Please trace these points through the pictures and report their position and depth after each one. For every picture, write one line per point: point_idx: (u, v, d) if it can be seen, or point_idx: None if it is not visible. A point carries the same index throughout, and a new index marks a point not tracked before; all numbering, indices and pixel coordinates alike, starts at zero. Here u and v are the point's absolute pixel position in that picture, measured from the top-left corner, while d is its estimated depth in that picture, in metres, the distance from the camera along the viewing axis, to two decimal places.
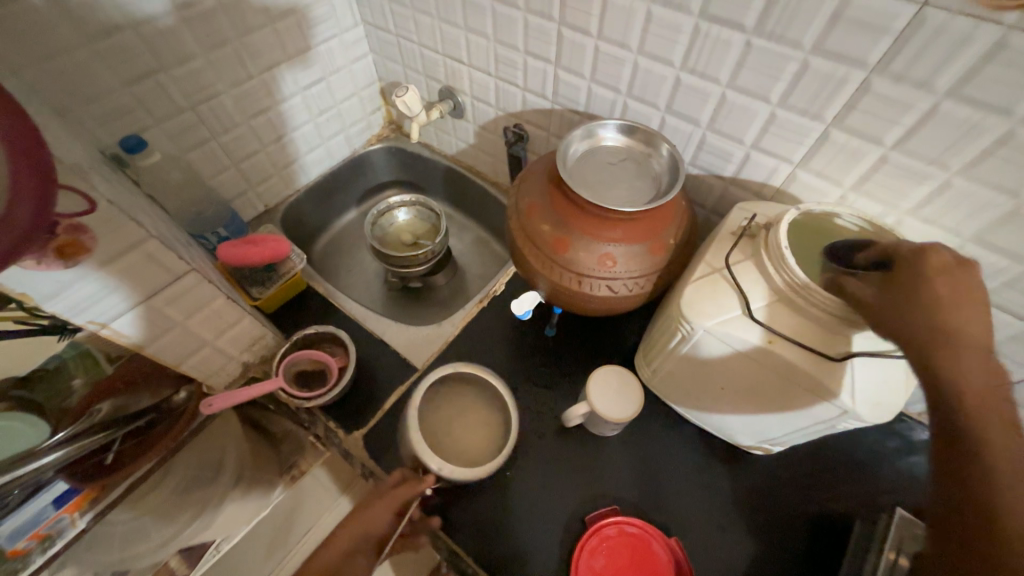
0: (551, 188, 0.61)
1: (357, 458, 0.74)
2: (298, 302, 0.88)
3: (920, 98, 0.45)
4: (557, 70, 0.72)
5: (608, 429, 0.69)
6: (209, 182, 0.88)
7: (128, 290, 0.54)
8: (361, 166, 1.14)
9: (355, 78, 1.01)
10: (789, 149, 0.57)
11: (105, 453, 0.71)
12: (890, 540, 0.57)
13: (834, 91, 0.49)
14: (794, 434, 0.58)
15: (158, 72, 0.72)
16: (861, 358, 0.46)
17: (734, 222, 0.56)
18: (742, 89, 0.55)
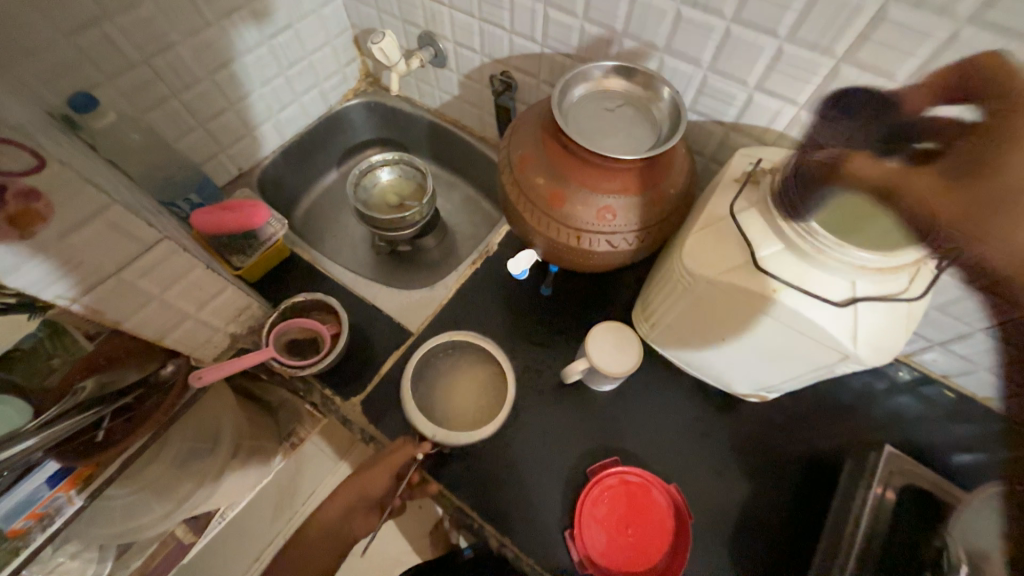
0: (546, 137, 0.57)
1: (355, 424, 0.73)
2: (283, 270, 0.85)
3: (940, 27, 0.42)
4: (547, 9, 0.66)
5: (607, 383, 0.69)
6: (175, 146, 0.82)
7: (97, 263, 0.50)
8: (339, 125, 1.07)
9: (326, 24, 0.93)
10: (796, 89, 0.54)
11: (95, 431, 0.66)
12: (878, 475, 0.61)
13: (848, 22, 0.46)
14: (791, 380, 0.58)
15: (102, 19, 0.64)
16: (864, 303, 0.46)
17: (738, 168, 0.54)
18: (748, 23, 0.51)
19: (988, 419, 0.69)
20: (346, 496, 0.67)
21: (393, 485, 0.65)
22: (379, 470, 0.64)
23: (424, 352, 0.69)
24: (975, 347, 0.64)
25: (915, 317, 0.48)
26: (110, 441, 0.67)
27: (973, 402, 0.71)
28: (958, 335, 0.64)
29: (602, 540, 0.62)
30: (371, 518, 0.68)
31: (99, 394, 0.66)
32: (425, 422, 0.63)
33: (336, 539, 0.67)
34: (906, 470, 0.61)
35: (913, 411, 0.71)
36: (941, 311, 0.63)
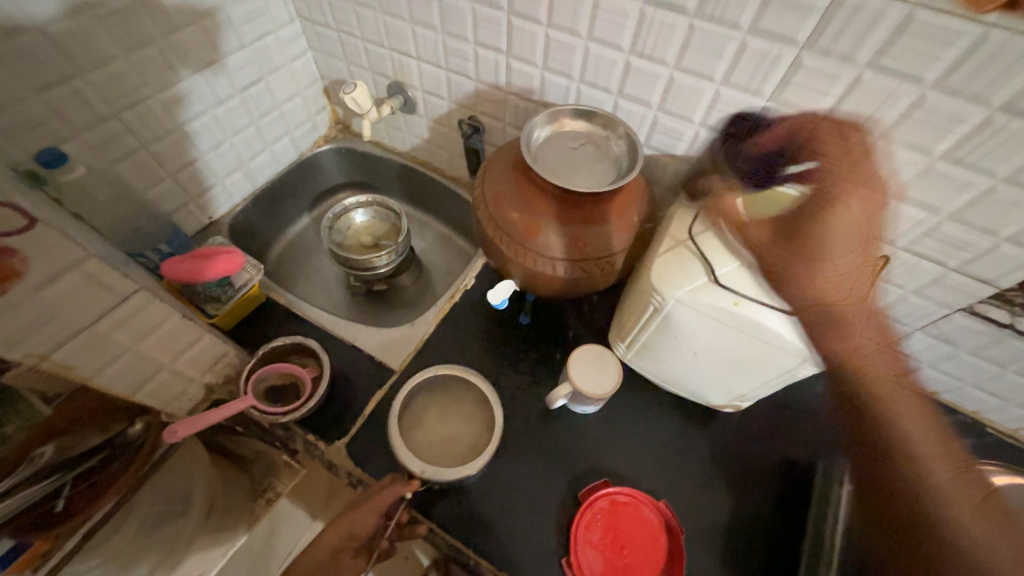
0: (517, 175, 0.62)
1: (341, 468, 0.71)
2: (258, 316, 0.84)
3: (845, 71, 0.50)
4: (509, 60, 0.72)
5: (591, 405, 0.71)
6: (144, 197, 0.82)
7: (70, 317, 0.49)
8: (310, 170, 1.09)
9: (296, 77, 0.96)
10: (735, 125, 0.61)
11: (55, 500, 0.56)
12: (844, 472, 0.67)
13: (770, 68, 0.53)
14: (760, 388, 0.62)
15: (73, 77, 0.65)
16: (814, 310, 0.51)
17: (691, 196, 0.60)
18: (688, 70, 0.58)
19: (937, 411, 0.75)
20: (330, 538, 0.62)
21: (381, 523, 0.62)
22: (366, 508, 0.61)
23: (407, 389, 0.69)
24: (917, 345, 0.71)
25: (858, 319, 0.53)
26: (70, 511, 0.58)
27: (923, 397, 0.77)
28: (900, 335, 0.71)
29: (598, 564, 0.62)
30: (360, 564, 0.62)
31: (60, 460, 0.56)
32: (411, 458, 0.63)
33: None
34: None
35: None
36: (883, 314, 0.70)
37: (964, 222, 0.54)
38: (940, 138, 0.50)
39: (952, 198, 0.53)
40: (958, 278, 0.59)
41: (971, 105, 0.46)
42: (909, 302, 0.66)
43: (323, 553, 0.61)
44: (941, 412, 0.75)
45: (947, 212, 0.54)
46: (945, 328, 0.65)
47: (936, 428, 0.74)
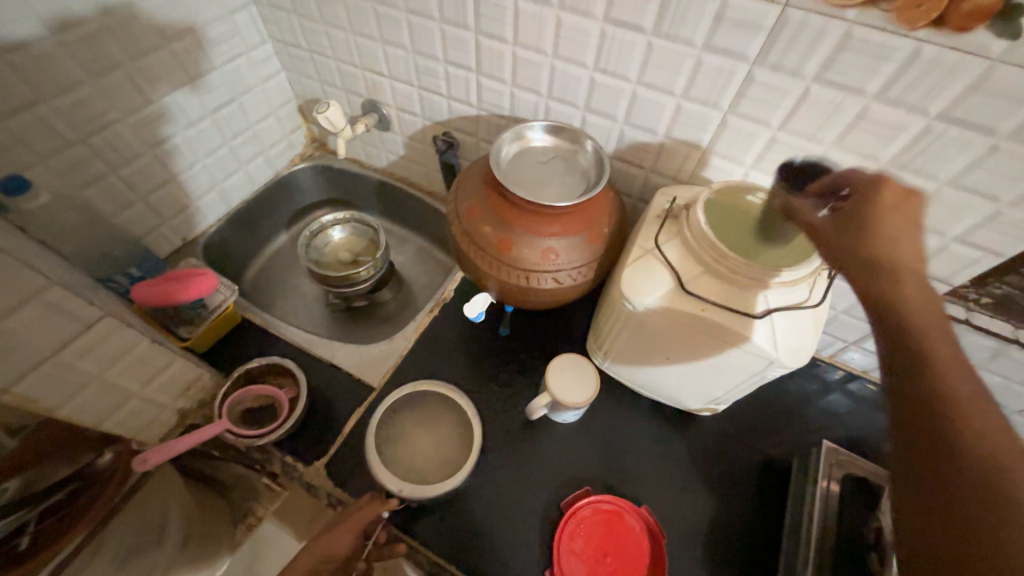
0: (488, 190, 0.63)
1: (321, 489, 0.70)
2: (233, 337, 0.83)
3: (794, 84, 0.52)
4: (479, 77, 0.74)
5: (571, 414, 0.71)
6: (113, 221, 0.80)
7: (32, 346, 0.48)
8: (286, 189, 1.09)
9: (270, 97, 0.97)
10: (696, 136, 0.63)
11: (19, 537, 0.51)
12: (823, 471, 0.65)
13: (726, 82, 0.56)
14: (732, 391, 0.63)
15: (37, 103, 0.64)
16: (777, 313, 0.52)
17: (658, 206, 0.61)
18: (649, 85, 0.61)
19: None
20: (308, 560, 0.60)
21: (359, 545, 0.61)
22: (344, 528, 0.61)
23: (386, 406, 0.69)
24: None
25: (820, 320, 0.55)
26: (37, 547, 0.52)
27: None
28: (865, 333, 0.73)
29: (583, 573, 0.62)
30: None
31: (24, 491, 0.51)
32: (390, 477, 0.63)
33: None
34: (844, 461, 0.65)
35: (844, 407, 0.78)
36: (847, 313, 0.72)
37: None
38: (885, 146, 0.52)
39: None
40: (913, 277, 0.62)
41: (911, 114, 0.49)
42: None
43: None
44: None
45: None
46: None
47: None
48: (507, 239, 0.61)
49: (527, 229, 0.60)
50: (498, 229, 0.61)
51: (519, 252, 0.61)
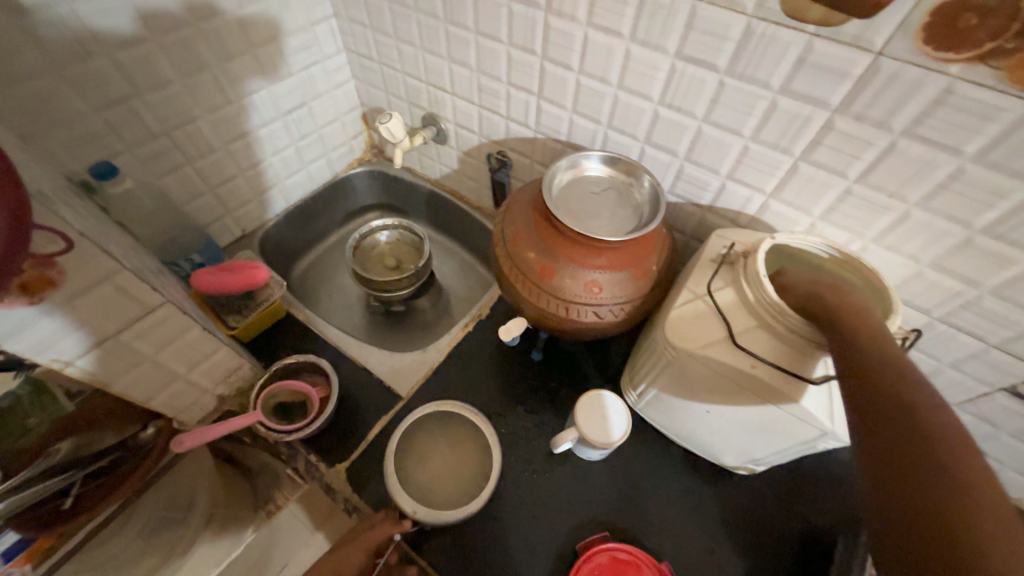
0: (536, 216, 0.62)
1: (340, 492, 0.71)
2: (276, 330, 0.86)
3: (879, 136, 0.49)
4: (540, 101, 0.74)
5: (596, 453, 0.69)
6: (184, 209, 0.86)
7: (97, 325, 0.52)
8: (342, 191, 1.13)
9: (337, 103, 1.01)
10: (762, 180, 0.60)
11: (63, 498, 0.60)
12: (871, 556, 0.58)
13: (801, 128, 0.53)
14: (776, 455, 0.59)
15: (132, 97, 0.70)
16: (837, 381, 0.48)
17: (713, 250, 0.59)
18: (716, 124, 0.58)
19: None
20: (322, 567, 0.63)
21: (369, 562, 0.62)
22: (355, 546, 0.61)
23: (411, 420, 0.69)
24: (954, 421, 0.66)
25: None
26: (78, 509, 0.61)
27: None
28: None
29: None
30: None
31: (72, 458, 0.60)
32: (407, 498, 0.63)
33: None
34: None
35: None
36: None
37: (1006, 299, 0.51)
38: (980, 212, 0.47)
39: (993, 273, 0.50)
40: (1000, 356, 0.56)
41: (1015, 181, 0.44)
42: (946, 375, 0.62)
43: None
44: None
45: (987, 286, 0.51)
46: (985, 407, 0.61)
47: None
48: (540, 263, 0.60)
49: (561, 256, 0.59)
50: (534, 250, 0.61)
51: (548, 279, 0.60)
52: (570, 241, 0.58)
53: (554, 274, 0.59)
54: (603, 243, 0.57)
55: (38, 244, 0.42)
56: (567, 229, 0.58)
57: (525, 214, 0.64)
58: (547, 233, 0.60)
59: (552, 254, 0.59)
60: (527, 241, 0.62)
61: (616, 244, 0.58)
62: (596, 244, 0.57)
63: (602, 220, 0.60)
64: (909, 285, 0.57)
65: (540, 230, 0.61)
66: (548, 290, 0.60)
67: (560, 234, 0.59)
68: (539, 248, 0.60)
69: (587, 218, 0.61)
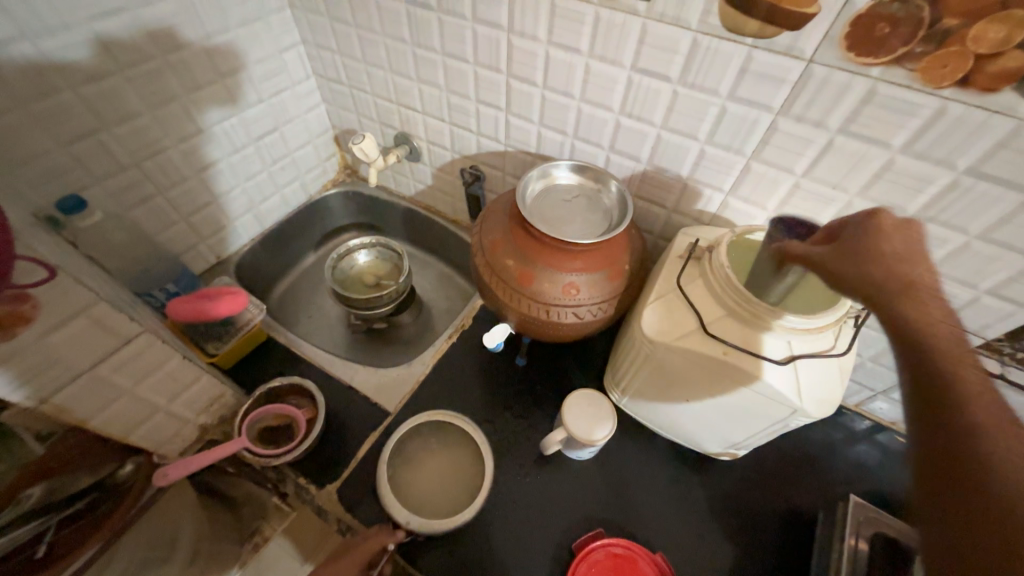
0: (512, 224, 0.65)
1: (332, 514, 0.71)
2: (256, 355, 0.85)
3: (818, 135, 0.53)
4: (508, 116, 0.77)
5: (586, 452, 0.71)
6: (155, 239, 0.85)
7: (74, 359, 0.51)
8: (317, 212, 1.13)
9: (309, 127, 1.02)
10: (720, 180, 0.64)
11: (36, 546, 0.55)
12: (850, 526, 0.62)
13: (749, 130, 0.57)
14: (754, 437, 0.62)
15: (99, 130, 0.70)
16: (801, 360, 0.52)
17: (680, 246, 0.62)
18: (673, 130, 0.62)
19: None
20: None
21: None
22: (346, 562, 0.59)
23: (402, 432, 0.70)
24: None
25: (846, 369, 0.54)
26: (52, 557, 0.56)
27: None
28: (894, 383, 0.71)
29: None
30: None
31: (47, 501, 0.55)
32: (398, 509, 0.63)
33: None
34: (872, 518, 0.63)
35: (872, 459, 0.75)
36: (875, 361, 0.70)
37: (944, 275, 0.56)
38: (912, 197, 0.52)
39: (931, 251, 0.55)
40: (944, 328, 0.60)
41: (938, 167, 0.49)
42: None
43: None
44: None
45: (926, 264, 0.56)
46: None
47: None
48: (518, 269, 0.62)
49: (539, 261, 0.61)
50: (512, 257, 0.63)
51: (527, 284, 0.62)
52: (545, 246, 0.61)
53: (533, 279, 0.62)
54: (576, 245, 0.60)
55: (21, 275, 0.42)
56: (541, 234, 0.60)
57: (500, 223, 0.66)
58: (523, 239, 0.63)
59: (528, 259, 0.62)
60: (503, 249, 0.64)
61: (590, 245, 0.61)
62: (570, 247, 0.60)
63: (574, 225, 0.63)
64: None
65: (516, 238, 0.63)
66: (528, 295, 0.63)
67: (535, 240, 0.61)
68: (517, 255, 0.63)
69: (560, 223, 0.63)
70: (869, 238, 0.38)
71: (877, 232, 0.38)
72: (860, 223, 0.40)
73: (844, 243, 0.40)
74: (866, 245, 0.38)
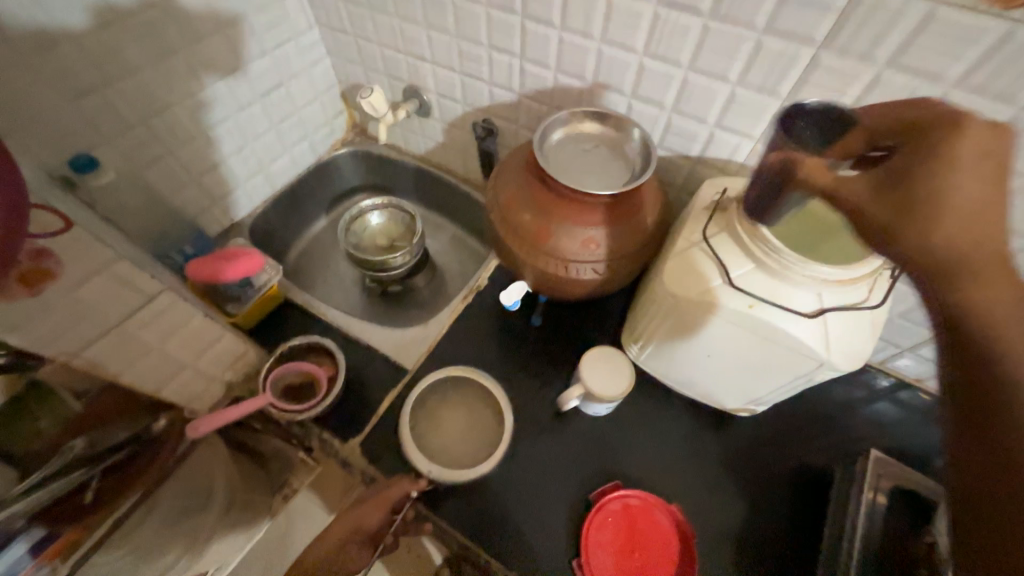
0: (528, 177, 0.62)
1: (356, 466, 0.73)
2: (275, 316, 0.86)
3: (863, 70, 0.49)
4: (523, 63, 0.73)
5: (603, 408, 0.71)
6: (169, 200, 0.84)
7: (101, 315, 0.52)
8: (328, 173, 1.11)
9: (315, 82, 0.98)
10: (750, 125, 0.60)
11: (85, 492, 0.56)
12: (869, 481, 0.62)
13: (787, 67, 0.53)
14: (776, 392, 0.61)
15: (104, 86, 0.68)
16: (831, 313, 0.50)
17: (706, 198, 0.59)
18: (702, 70, 0.58)
19: None
20: (342, 528, 0.66)
21: (386, 520, 0.64)
22: (373, 505, 0.64)
23: (421, 388, 0.71)
24: (940, 350, 0.69)
25: (878, 323, 0.52)
26: (99, 503, 0.58)
27: None
28: (923, 340, 0.69)
29: (609, 565, 0.62)
30: (365, 554, 0.65)
31: (90, 452, 0.57)
32: (420, 459, 0.65)
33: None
34: (893, 472, 0.62)
35: (893, 417, 0.74)
36: (904, 317, 0.68)
37: None
38: None
39: None
40: None
41: (996, 103, 0.45)
42: (932, 306, 0.64)
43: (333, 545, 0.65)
44: None
45: None
46: None
47: None
48: (536, 224, 0.60)
49: (557, 215, 0.59)
50: (529, 212, 0.61)
51: (546, 239, 0.60)
52: (563, 199, 0.59)
53: (551, 234, 0.60)
54: (596, 198, 0.57)
55: (39, 226, 0.42)
56: (560, 187, 0.58)
57: (514, 177, 0.64)
58: (540, 193, 0.60)
59: (546, 214, 0.60)
60: (519, 203, 0.62)
61: (611, 197, 0.58)
62: (589, 199, 0.58)
63: (593, 177, 0.61)
64: None
65: (532, 191, 0.61)
66: (546, 251, 0.61)
67: (553, 193, 0.59)
68: (534, 210, 0.60)
69: (579, 175, 0.61)
70: (934, 178, 0.31)
71: (943, 170, 0.31)
72: (924, 152, 0.33)
73: (892, 178, 0.33)
74: (929, 188, 0.31)
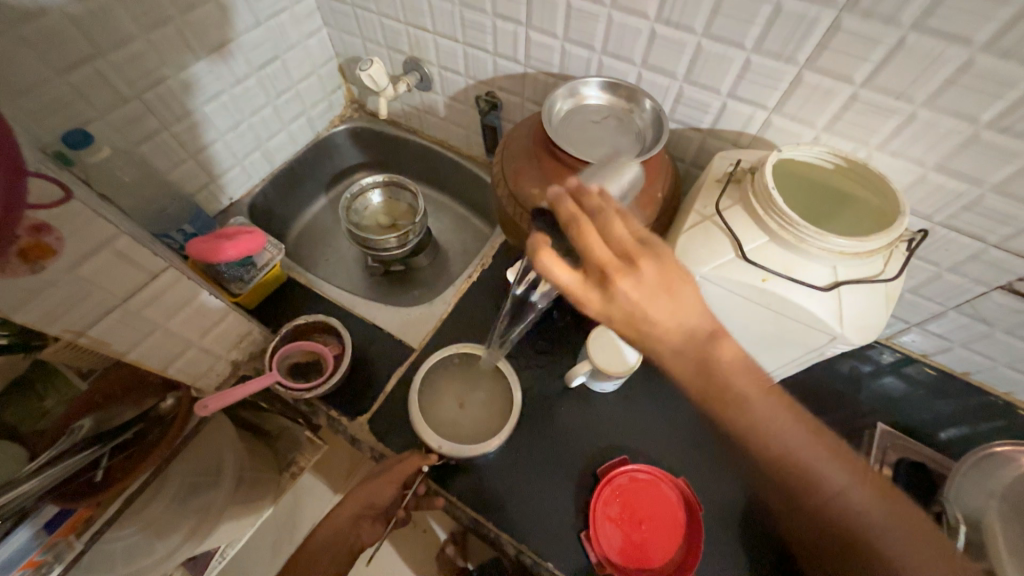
0: (537, 150, 0.61)
1: (364, 443, 0.73)
2: (279, 295, 0.86)
3: (888, 34, 0.47)
4: (529, 31, 0.70)
5: (610, 385, 0.71)
6: (166, 178, 0.83)
7: (104, 293, 0.51)
8: (327, 150, 1.09)
9: (311, 54, 0.95)
10: (764, 95, 0.58)
11: (94, 470, 0.58)
12: (876, 456, 0.68)
13: (807, 32, 0.51)
14: (786, 366, 0.61)
15: (95, 57, 0.65)
16: (847, 286, 0.49)
17: (719, 169, 0.58)
18: (716, 37, 0.56)
19: (968, 392, 0.73)
20: (352, 503, 0.67)
21: (397, 494, 0.67)
22: (384, 480, 0.65)
23: (429, 366, 0.71)
24: (949, 324, 0.68)
25: (893, 296, 0.52)
26: (109, 481, 0.59)
27: (953, 378, 0.74)
28: (932, 315, 0.69)
29: (618, 538, 0.62)
30: (378, 527, 0.70)
31: (98, 431, 0.58)
32: (430, 435, 0.64)
33: (344, 548, 0.67)
34: (900, 445, 0.69)
35: (898, 391, 0.74)
36: (914, 292, 0.67)
37: (1007, 195, 0.52)
38: (987, 105, 0.47)
39: (998, 168, 0.50)
40: (999, 254, 0.57)
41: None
42: (944, 281, 0.63)
43: (348, 516, 0.67)
44: (973, 393, 0.73)
45: (989, 184, 0.52)
46: (981, 307, 0.63)
47: (965, 409, 0.72)
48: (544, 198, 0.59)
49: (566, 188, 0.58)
50: (537, 185, 0.60)
51: None
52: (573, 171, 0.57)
53: None
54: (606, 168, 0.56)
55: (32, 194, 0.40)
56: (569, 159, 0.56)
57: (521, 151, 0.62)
58: (550, 165, 0.59)
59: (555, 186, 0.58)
60: (527, 178, 0.61)
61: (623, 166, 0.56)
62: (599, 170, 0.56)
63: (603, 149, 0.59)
64: (912, 191, 0.57)
65: (541, 165, 0.60)
66: None
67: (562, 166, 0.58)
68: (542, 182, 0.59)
69: (589, 147, 0.59)
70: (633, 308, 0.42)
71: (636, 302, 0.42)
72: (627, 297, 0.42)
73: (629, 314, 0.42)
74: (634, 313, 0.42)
